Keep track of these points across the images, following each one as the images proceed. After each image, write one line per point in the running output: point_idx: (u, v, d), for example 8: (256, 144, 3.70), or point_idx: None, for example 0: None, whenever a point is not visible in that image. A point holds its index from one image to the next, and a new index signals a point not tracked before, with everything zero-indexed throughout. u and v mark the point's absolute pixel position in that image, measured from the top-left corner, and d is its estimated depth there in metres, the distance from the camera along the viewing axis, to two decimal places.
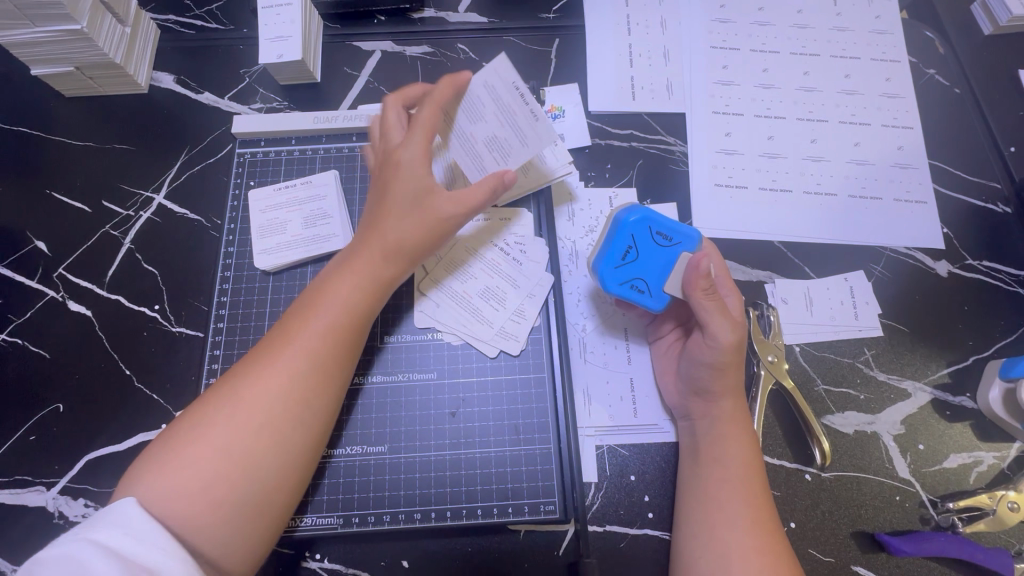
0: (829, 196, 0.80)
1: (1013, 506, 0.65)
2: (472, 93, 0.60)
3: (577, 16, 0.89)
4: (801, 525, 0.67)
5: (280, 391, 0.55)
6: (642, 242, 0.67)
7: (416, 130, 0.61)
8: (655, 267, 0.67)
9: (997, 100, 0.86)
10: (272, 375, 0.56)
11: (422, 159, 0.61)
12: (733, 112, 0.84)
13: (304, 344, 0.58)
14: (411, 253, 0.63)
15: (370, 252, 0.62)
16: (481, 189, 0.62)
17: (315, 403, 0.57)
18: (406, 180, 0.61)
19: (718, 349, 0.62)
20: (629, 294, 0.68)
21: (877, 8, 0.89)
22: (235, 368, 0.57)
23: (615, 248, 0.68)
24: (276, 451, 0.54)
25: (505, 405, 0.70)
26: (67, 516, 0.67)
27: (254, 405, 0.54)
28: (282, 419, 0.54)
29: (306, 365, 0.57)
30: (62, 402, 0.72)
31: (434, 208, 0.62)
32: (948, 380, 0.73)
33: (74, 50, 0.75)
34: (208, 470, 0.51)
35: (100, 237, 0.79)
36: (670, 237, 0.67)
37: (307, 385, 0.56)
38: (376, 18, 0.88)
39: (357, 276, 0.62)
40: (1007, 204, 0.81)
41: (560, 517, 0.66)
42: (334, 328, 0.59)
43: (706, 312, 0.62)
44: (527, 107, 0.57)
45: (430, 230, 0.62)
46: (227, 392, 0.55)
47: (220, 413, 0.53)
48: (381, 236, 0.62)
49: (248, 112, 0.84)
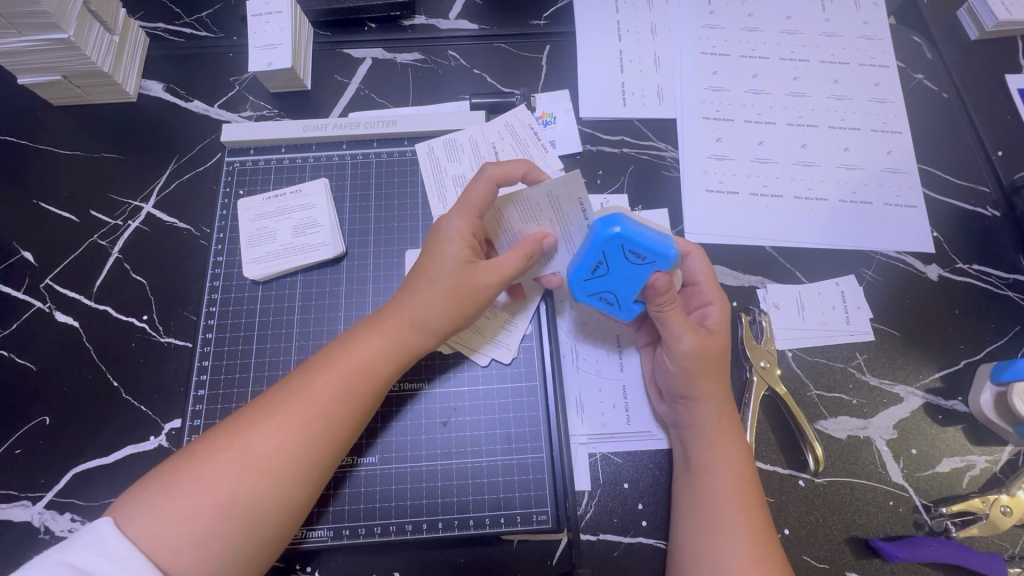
0: (820, 200, 0.80)
1: (1005, 510, 0.65)
2: (531, 197, 0.62)
3: (567, 22, 0.89)
4: (795, 532, 0.67)
5: (295, 452, 0.54)
6: (612, 259, 0.62)
7: (463, 208, 0.63)
8: (625, 283, 0.64)
9: (985, 104, 0.87)
10: (287, 433, 0.54)
11: (465, 233, 0.63)
12: (723, 118, 0.84)
13: (325, 404, 0.56)
14: (439, 318, 0.61)
15: (397, 308, 0.61)
16: (518, 258, 0.62)
17: (326, 466, 0.56)
18: (448, 249, 0.62)
19: (675, 357, 0.64)
20: (599, 303, 0.67)
21: (865, 13, 0.90)
22: (248, 415, 0.56)
23: (584, 264, 0.63)
24: (282, 512, 0.53)
25: (496, 414, 0.69)
26: (53, 531, 0.66)
27: (267, 463, 0.53)
28: (292, 481, 0.53)
29: (322, 426, 0.56)
30: (48, 415, 0.71)
31: (475, 277, 0.61)
32: (939, 384, 0.73)
33: (62, 59, 0.74)
34: (209, 523, 0.50)
35: (87, 247, 0.78)
36: (642, 255, 0.61)
37: (322, 448, 0.55)
38: (366, 25, 0.88)
39: (385, 336, 0.61)
40: (996, 207, 0.82)
41: (553, 526, 0.65)
42: (355, 391, 0.58)
43: (665, 324, 0.64)
44: (584, 222, 0.63)
45: (459, 298, 0.61)
46: (238, 442, 0.53)
47: (231, 466, 0.52)
48: (416, 296, 0.61)
49: (237, 120, 0.83)
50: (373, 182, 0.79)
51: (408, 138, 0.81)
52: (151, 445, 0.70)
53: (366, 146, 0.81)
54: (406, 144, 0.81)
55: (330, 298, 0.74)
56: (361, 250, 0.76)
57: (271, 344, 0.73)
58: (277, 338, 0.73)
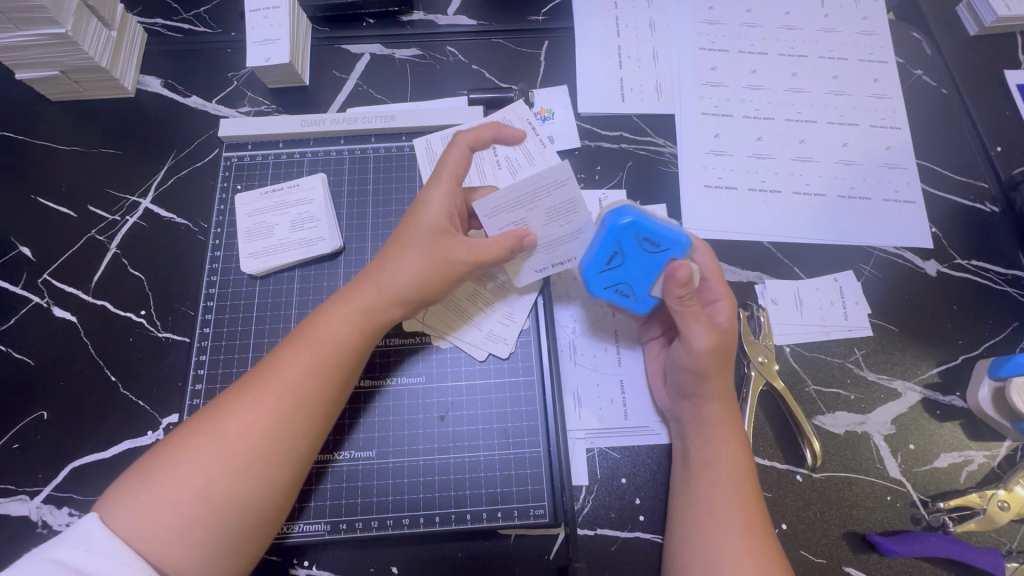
0: (818, 196, 0.80)
1: (1003, 505, 0.65)
2: (573, 213, 0.63)
3: (566, 18, 0.89)
4: (793, 527, 0.67)
5: (269, 431, 0.54)
6: (628, 247, 0.63)
7: (439, 184, 0.64)
8: (641, 273, 0.64)
9: (983, 100, 0.86)
10: (260, 413, 0.54)
11: (442, 208, 0.63)
12: (721, 113, 0.84)
13: (294, 380, 0.56)
14: (414, 294, 0.61)
15: (368, 290, 0.61)
16: (498, 245, 0.61)
17: (303, 444, 0.56)
18: (423, 223, 0.62)
19: (692, 355, 0.62)
20: (614, 297, 0.66)
21: (864, 9, 0.90)
22: (220, 400, 0.56)
23: (599, 253, 0.64)
24: (261, 493, 0.53)
25: (493, 409, 0.69)
26: (51, 525, 0.66)
27: (241, 443, 0.53)
28: (267, 461, 0.53)
29: (294, 402, 0.55)
30: (46, 410, 0.71)
31: (449, 252, 0.61)
32: (938, 380, 0.73)
33: (60, 54, 0.74)
34: (189, 509, 0.50)
35: (86, 242, 0.78)
36: (656, 241, 0.62)
37: (296, 425, 0.55)
38: (365, 21, 0.88)
39: (352, 312, 0.60)
40: (995, 203, 0.81)
41: (549, 521, 0.65)
42: (324, 365, 0.58)
43: (684, 319, 0.62)
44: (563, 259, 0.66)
45: (431, 271, 0.61)
46: (212, 427, 0.53)
47: (206, 449, 0.52)
48: (383, 274, 0.61)
49: (235, 116, 0.83)
50: (371, 177, 0.79)
51: (406, 134, 0.81)
52: (149, 440, 0.70)
53: (365, 141, 0.81)
54: (405, 140, 0.81)
55: (328, 293, 0.74)
56: (359, 245, 0.76)
57: (269, 339, 0.73)
58: (274, 333, 0.73)
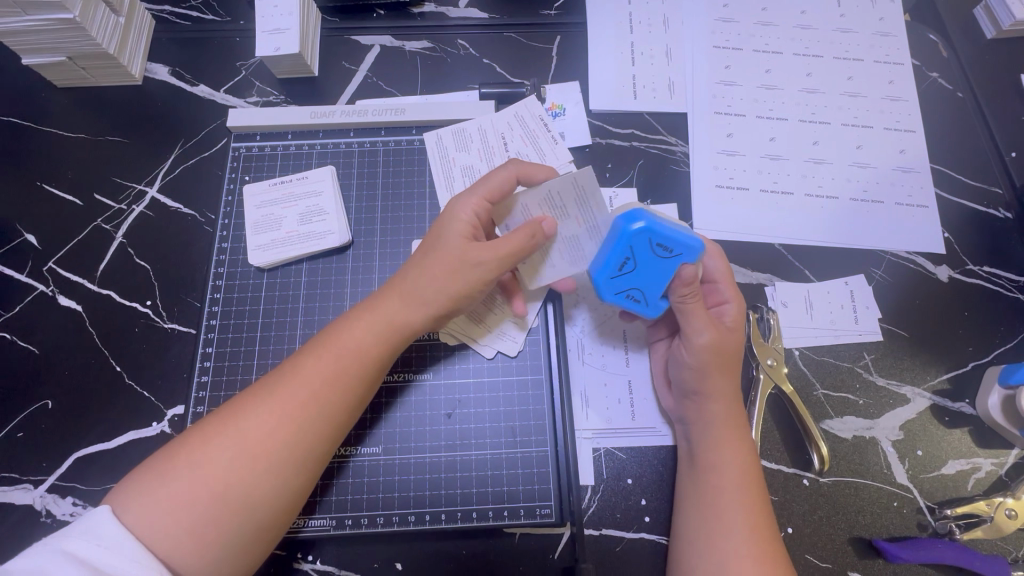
0: (830, 198, 0.80)
1: (1011, 513, 0.65)
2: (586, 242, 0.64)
3: (579, 13, 0.88)
4: (799, 531, 0.66)
5: (287, 437, 0.53)
6: (640, 254, 0.61)
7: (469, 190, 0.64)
8: (653, 277, 0.63)
9: (998, 105, 0.86)
10: (279, 418, 0.54)
11: (471, 210, 0.62)
12: (734, 113, 0.83)
13: (316, 386, 0.56)
14: (433, 298, 0.61)
15: (391, 295, 0.61)
16: (520, 235, 0.60)
17: (319, 452, 0.55)
18: (450, 228, 0.62)
19: (693, 352, 0.63)
20: (624, 301, 0.65)
21: (880, 9, 0.89)
22: (242, 400, 0.55)
23: (610, 260, 0.62)
24: (274, 498, 0.52)
25: (501, 407, 0.69)
26: (55, 515, 0.66)
27: (259, 448, 0.52)
28: (284, 467, 0.53)
29: (313, 410, 0.55)
30: (50, 399, 0.71)
31: (474, 253, 0.60)
32: (948, 386, 0.73)
33: (66, 39, 0.73)
34: (203, 511, 0.49)
35: (90, 231, 0.77)
36: (669, 247, 0.61)
37: (314, 433, 0.55)
38: (375, 12, 0.87)
39: (375, 319, 0.60)
40: (1008, 209, 0.81)
41: (556, 520, 0.65)
42: (346, 373, 0.57)
43: (684, 315, 0.63)
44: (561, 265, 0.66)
45: (453, 271, 0.60)
46: (231, 429, 0.53)
47: (223, 451, 0.52)
48: (410, 280, 0.61)
49: (244, 106, 0.82)
50: (380, 169, 0.79)
51: (415, 128, 0.80)
52: (153, 431, 0.70)
53: (374, 134, 0.80)
54: (415, 133, 0.80)
55: (334, 287, 0.74)
56: (368, 239, 0.76)
57: (276, 331, 0.72)
58: (281, 326, 0.72)
